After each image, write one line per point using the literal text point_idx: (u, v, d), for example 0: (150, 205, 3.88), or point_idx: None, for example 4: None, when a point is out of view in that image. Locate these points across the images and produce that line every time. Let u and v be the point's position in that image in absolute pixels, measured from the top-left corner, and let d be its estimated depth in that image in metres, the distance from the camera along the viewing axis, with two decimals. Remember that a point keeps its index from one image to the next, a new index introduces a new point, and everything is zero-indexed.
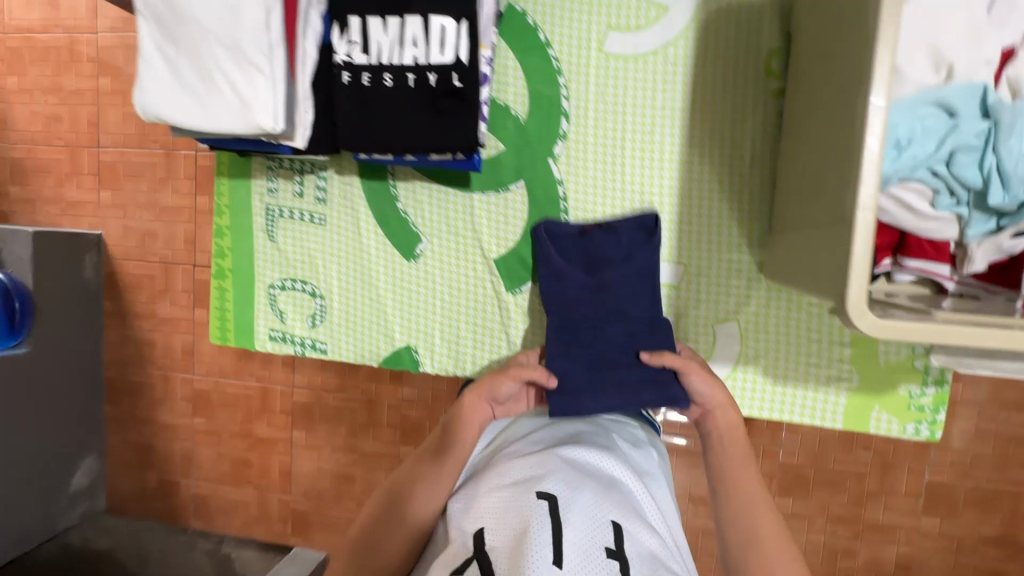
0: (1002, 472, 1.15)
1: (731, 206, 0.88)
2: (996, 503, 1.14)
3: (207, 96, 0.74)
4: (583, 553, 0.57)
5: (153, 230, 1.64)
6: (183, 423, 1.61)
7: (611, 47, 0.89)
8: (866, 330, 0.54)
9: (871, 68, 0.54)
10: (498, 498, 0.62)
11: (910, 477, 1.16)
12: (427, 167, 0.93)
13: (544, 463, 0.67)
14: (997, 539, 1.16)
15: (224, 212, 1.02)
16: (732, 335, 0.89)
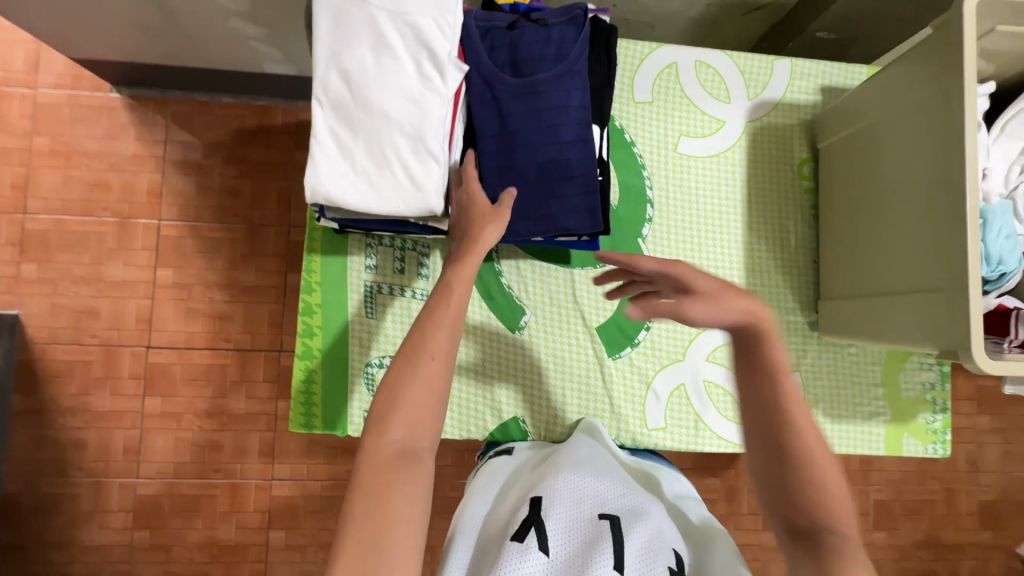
0: (922, 486, 1.61)
1: (786, 278, 1.08)
2: (921, 512, 1.60)
3: (380, 180, 0.77)
4: (645, 565, 0.64)
5: (93, 307, 1.52)
6: (120, 540, 1.49)
7: (683, 149, 1.08)
8: (986, 368, 0.72)
9: (957, 182, 0.77)
10: (565, 500, 0.71)
11: (861, 497, 1.59)
12: (534, 245, 1.01)
13: (611, 490, 0.76)
14: (927, 543, 1.60)
15: (314, 290, 0.98)
16: (796, 384, 1.07)
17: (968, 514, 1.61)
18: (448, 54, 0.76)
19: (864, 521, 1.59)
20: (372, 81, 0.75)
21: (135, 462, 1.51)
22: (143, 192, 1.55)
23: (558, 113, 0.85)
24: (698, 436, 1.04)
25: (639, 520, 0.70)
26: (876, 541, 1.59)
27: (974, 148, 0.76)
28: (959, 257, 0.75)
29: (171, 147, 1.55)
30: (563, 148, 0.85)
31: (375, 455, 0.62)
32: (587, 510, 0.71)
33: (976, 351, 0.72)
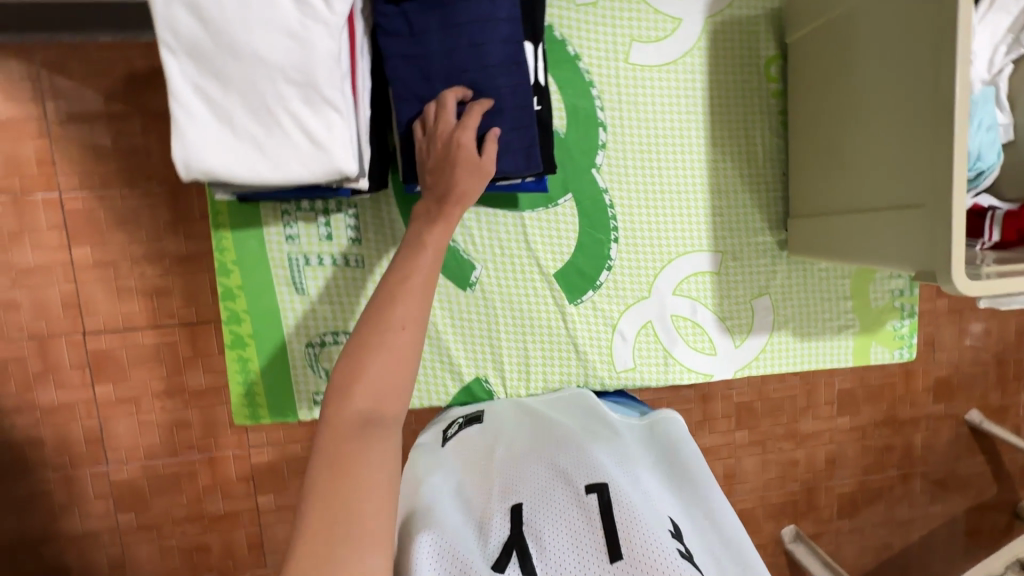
0: (883, 370, 1.66)
1: (754, 194, 1.00)
2: (880, 394, 1.67)
3: (270, 144, 0.62)
4: (640, 531, 0.60)
5: (12, 299, 1.13)
6: None
7: (636, 58, 0.94)
8: (963, 289, 0.68)
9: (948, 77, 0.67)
10: (549, 489, 0.67)
11: (826, 388, 1.64)
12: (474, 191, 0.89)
13: (599, 461, 0.71)
14: (886, 421, 1.69)
15: (231, 270, 0.86)
16: (766, 306, 1.02)
17: (924, 390, 1.69)
18: None
19: (828, 410, 1.66)
20: (233, 14, 0.58)
21: (100, 451, 1.20)
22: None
23: (481, 31, 0.69)
24: (669, 371, 1.00)
25: (629, 492, 0.65)
26: (839, 425, 1.67)
27: (967, 35, 0.66)
28: (945, 166, 0.68)
29: (55, 104, 1.08)
30: (492, 73, 0.70)
31: (334, 427, 0.53)
32: (574, 491, 0.66)
33: (955, 273, 0.67)
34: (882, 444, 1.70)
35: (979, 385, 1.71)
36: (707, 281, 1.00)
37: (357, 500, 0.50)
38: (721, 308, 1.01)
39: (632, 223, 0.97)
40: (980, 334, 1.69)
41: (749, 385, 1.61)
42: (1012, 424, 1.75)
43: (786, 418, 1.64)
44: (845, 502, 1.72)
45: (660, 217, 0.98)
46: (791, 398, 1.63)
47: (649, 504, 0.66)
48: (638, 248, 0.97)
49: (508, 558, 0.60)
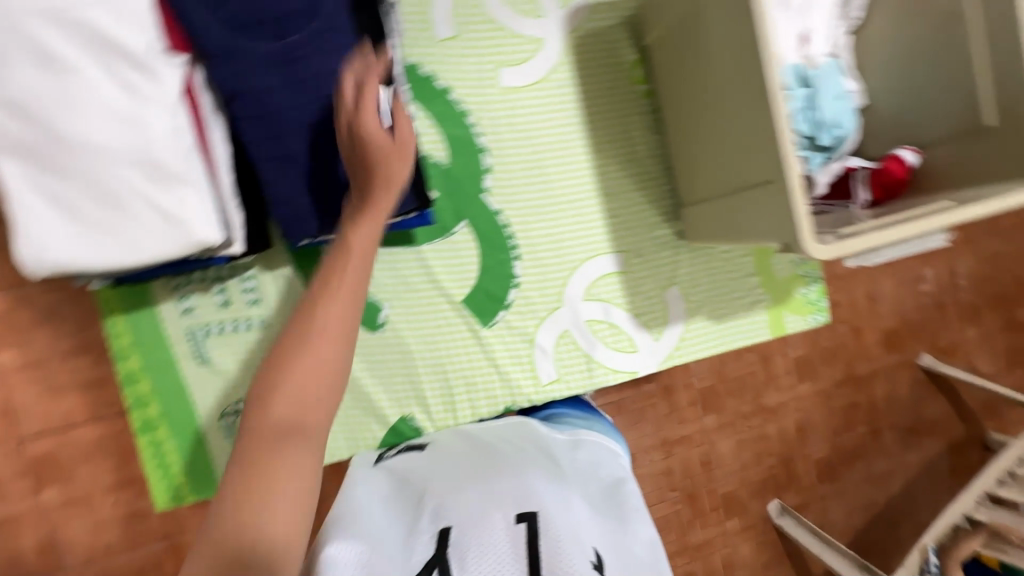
0: (832, 331, 1.71)
1: (644, 192, 1.03)
2: (834, 355, 1.72)
3: (122, 227, 0.62)
4: (566, 559, 0.57)
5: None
6: None
7: (505, 81, 0.97)
8: (820, 254, 0.72)
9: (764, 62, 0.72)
10: (479, 509, 0.63)
11: (781, 359, 1.68)
12: None
13: (530, 486, 0.68)
14: (845, 380, 1.73)
15: (130, 353, 0.85)
16: (677, 296, 1.05)
17: (874, 344, 1.74)
18: (147, 48, 0.60)
19: (788, 379, 1.69)
20: (58, 110, 0.58)
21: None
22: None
23: (327, 82, 0.70)
24: (594, 375, 1.02)
25: (556, 518, 0.62)
26: (801, 393, 1.70)
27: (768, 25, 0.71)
28: (778, 145, 0.73)
29: None
30: (344, 121, 0.71)
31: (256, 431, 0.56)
32: (503, 513, 0.62)
33: (804, 241, 0.71)
34: (846, 403, 1.74)
35: (925, 329, 1.77)
36: (615, 282, 1.03)
37: (262, 523, 0.51)
38: (634, 305, 1.03)
39: (531, 238, 0.99)
40: (914, 281, 1.75)
41: (707, 368, 1.63)
42: (964, 361, 1.80)
43: (750, 395, 1.67)
44: (823, 466, 1.74)
45: (557, 228, 1.00)
46: (750, 375, 1.66)
47: (576, 530, 0.63)
48: (541, 261, 0.99)
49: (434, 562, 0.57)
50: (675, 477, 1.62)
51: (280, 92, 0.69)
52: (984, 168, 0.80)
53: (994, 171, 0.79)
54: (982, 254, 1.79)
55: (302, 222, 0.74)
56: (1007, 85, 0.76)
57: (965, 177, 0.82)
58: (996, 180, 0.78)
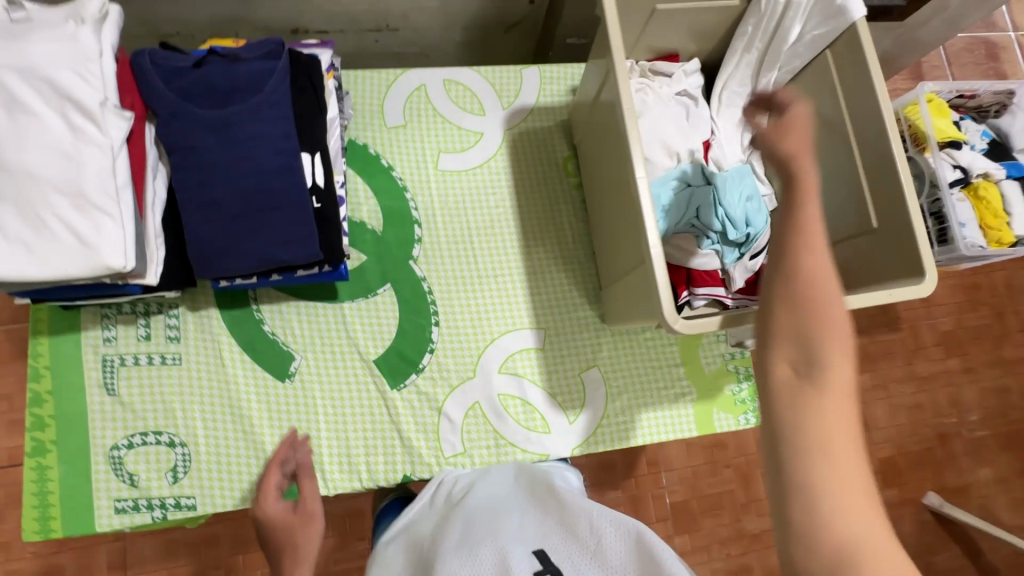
0: None
1: (569, 274, 1.07)
2: None
3: (40, 245, 0.70)
4: None
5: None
6: None
7: (444, 166, 1.08)
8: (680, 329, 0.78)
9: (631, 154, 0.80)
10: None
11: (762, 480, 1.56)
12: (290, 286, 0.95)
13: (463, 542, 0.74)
14: None
15: (43, 375, 0.89)
16: (597, 379, 1.04)
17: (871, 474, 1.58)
18: (100, 102, 0.71)
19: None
20: (10, 143, 0.69)
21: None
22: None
23: (255, 145, 0.80)
24: (502, 453, 0.98)
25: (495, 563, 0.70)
26: None
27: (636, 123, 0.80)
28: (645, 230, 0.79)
29: None
30: (266, 178, 0.81)
31: None
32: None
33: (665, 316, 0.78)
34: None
35: (929, 464, 1.60)
36: (532, 357, 1.03)
37: None
38: (550, 383, 1.02)
39: (451, 307, 1.03)
40: (913, 408, 1.62)
41: (679, 479, 1.54)
42: (979, 506, 1.59)
43: (726, 517, 1.53)
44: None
45: (478, 300, 1.04)
46: (726, 493, 1.55)
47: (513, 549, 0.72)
48: (459, 330, 1.02)
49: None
50: None
51: (214, 149, 0.80)
52: (880, 266, 0.81)
53: (889, 269, 0.79)
54: (987, 386, 1.65)
55: (216, 262, 0.82)
56: (892, 190, 0.79)
57: (864, 277, 0.83)
58: (890, 278, 0.79)
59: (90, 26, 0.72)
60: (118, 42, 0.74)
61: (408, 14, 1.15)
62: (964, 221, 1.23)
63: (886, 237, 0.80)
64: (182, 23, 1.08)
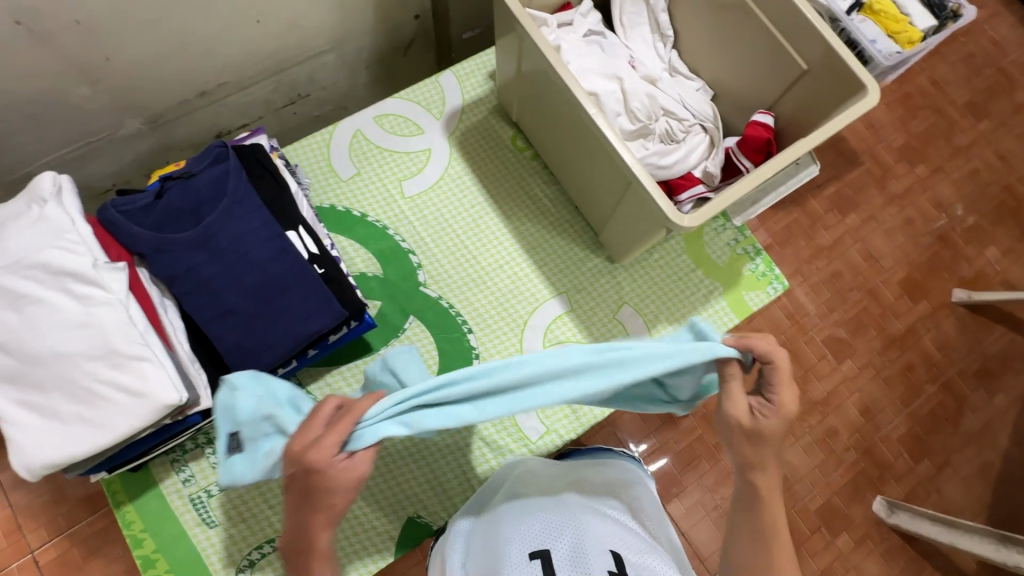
0: (849, 299, 1.57)
1: (564, 235, 1.12)
2: (864, 321, 1.56)
3: (96, 414, 0.72)
4: None
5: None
6: None
7: (411, 192, 1.12)
8: (690, 223, 0.82)
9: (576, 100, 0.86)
10: (500, 549, 0.67)
11: (810, 346, 1.53)
12: (325, 356, 0.98)
13: (554, 511, 0.70)
14: (890, 343, 1.55)
15: (143, 538, 0.90)
16: (631, 314, 1.09)
17: (898, 298, 1.58)
18: (93, 265, 0.73)
19: (827, 364, 1.52)
20: (31, 334, 0.71)
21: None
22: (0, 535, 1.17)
23: (242, 243, 0.83)
24: (579, 415, 1.02)
25: (563, 531, 0.66)
26: (847, 372, 1.52)
27: (566, 72, 0.86)
28: (617, 157, 0.85)
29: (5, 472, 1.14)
30: (265, 266, 0.84)
31: None
32: (515, 555, 0.65)
33: (673, 216, 0.82)
34: (900, 367, 1.54)
35: (940, 266, 1.62)
36: (567, 321, 1.07)
37: None
38: (592, 336, 1.07)
39: (476, 311, 1.06)
40: (906, 224, 1.64)
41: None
42: (1002, 282, 1.63)
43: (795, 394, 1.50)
44: (911, 441, 1.50)
45: (495, 294, 1.08)
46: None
47: (593, 530, 0.66)
48: (492, 327, 1.06)
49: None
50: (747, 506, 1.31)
51: (207, 262, 0.82)
52: (825, 97, 0.90)
53: (833, 94, 0.89)
54: (958, 177, 1.68)
55: (256, 360, 0.84)
56: (804, 33, 0.89)
57: (815, 117, 0.93)
58: (838, 105, 0.88)
59: (53, 202, 0.75)
60: (82, 207, 0.78)
61: (313, 75, 1.19)
62: (873, 37, 1.32)
63: (820, 72, 0.90)
64: (113, 174, 1.10)
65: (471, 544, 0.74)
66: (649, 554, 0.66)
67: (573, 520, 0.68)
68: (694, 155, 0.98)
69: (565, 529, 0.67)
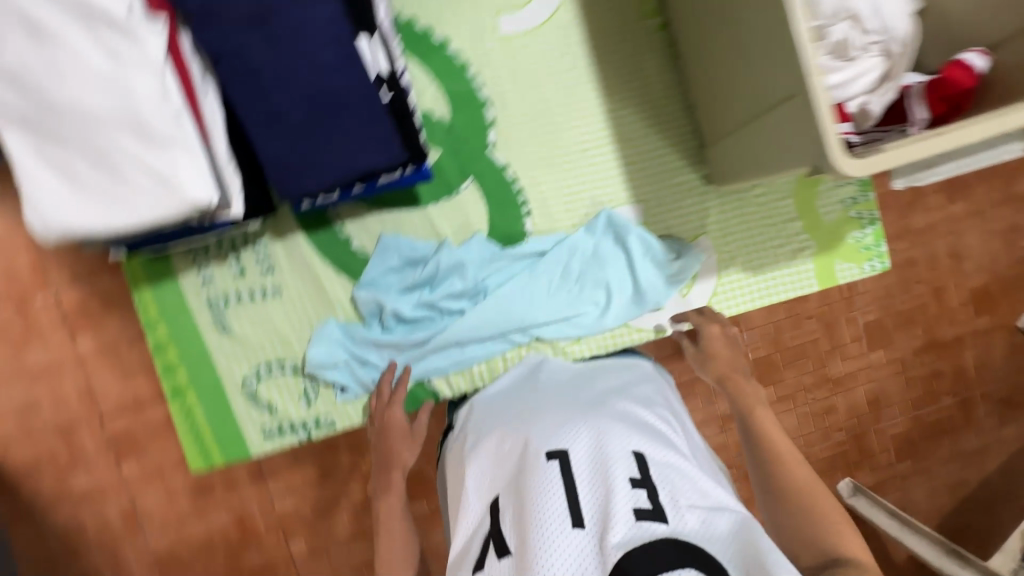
0: None
1: (665, 137, 0.95)
2: None
3: (118, 191, 0.64)
4: (608, 492, 0.56)
5: (32, 401, 1.16)
6: None
7: (506, 31, 0.92)
8: (853, 171, 0.63)
9: None
10: (517, 451, 0.64)
11: None
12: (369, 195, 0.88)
13: (567, 414, 0.67)
14: None
15: (158, 324, 0.90)
16: (707, 246, 0.96)
17: None
18: (126, 12, 0.60)
19: (856, 347, 1.32)
20: (51, 78, 0.61)
21: (137, 528, 1.20)
22: (23, 272, 1.15)
23: (303, 35, 0.68)
24: (615, 334, 0.95)
25: (580, 434, 0.63)
26: None
27: None
28: (784, 57, 0.65)
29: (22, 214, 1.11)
30: (325, 71, 0.70)
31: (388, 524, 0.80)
32: (533, 459, 0.61)
33: (834, 156, 0.63)
34: (927, 372, 1.34)
35: None
36: None
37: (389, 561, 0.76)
38: None
39: (541, 195, 0.94)
40: None
41: (760, 336, 1.29)
42: None
43: (810, 365, 1.31)
44: (902, 442, 1.35)
45: (567, 180, 0.95)
46: (812, 343, 1.30)
47: (612, 438, 0.62)
48: (553, 218, 0.95)
49: (486, 554, 0.58)
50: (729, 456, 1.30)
51: (259, 47, 0.68)
52: None
53: None
54: None
55: (297, 181, 0.75)
56: None
57: None
58: None
59: None
60: None
61: None
62: None
63: None
64: None
65: (484, 433, 0.71)
66: (666, 447, 0.64)
67: (587, 421, 0.65)
68: (861, 82, 0.81)
69: (581, 430, 0.64)
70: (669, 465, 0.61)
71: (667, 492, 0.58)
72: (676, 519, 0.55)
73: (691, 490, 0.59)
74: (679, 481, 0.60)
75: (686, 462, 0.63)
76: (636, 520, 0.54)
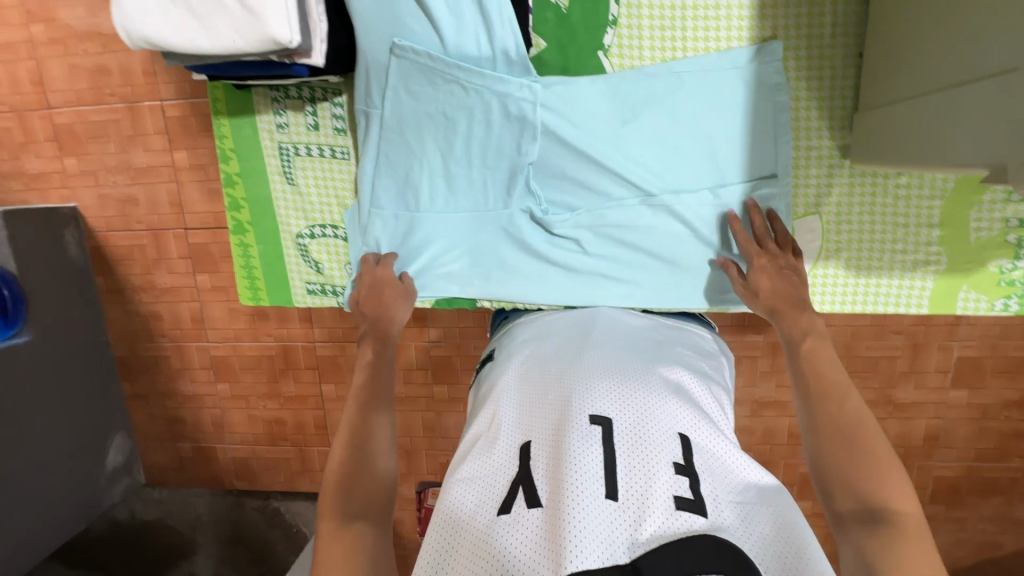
0: None
1: (815, 88, 0.79)
2: None
3: (205, 10, 0.64)
4: (650, 471, 0.54)
5: (131, 195, 1.26)
6: (155, 412, 1.42)
7: None
8: None
9: None
10: (556, 404, 0.62)
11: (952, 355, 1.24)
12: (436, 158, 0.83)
13: (618, 377, 0.64)
14: None
15: (230, 157, 0.91)
16: (813, 229, 0.83)
17: None
18: None
19: (938, 380, 1.15)
20: None
21: (202, 330, 1.34)
22: (139, 73, 1.19)
23: None
24: None
25: (628, 405, 0.60)
26: None
27: None
28: None
29: None
30: None
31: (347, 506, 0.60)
32: (574, 416, 0.59)
33: None
34: (1009, 428, 1.16)
35: None
36: None
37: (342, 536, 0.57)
38: None
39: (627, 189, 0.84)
40: None
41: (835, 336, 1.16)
42: None
43: (876, 382, 1.17)
44: (944, 486, 1.21)
45: None
46: (888, 360, 1.15)
47: (660, 416, 0.60)
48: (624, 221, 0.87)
49: (514, 498, 0.55)
50: (753, 440, 1.24)
51: None
52: None
53: None
54: None
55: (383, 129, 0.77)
56: None
57: None
58: None
59: None
60: None
61: None
62: None
63: None
64: None
65: (520, 377, 0.68)
66: (713, 432, 0.62)
67: (639, 391, 0.62)
68: None
69: (628, 401, 0.61)
70: (712, 455, 0.60)
71: (708, 483, 0.56)
72: (716, 513, 0.53)
73: (733, 485, 0.58)
74: (719, 473, 0.58)
75: (730, 455, 0.61)
76: (676, 508, 0.52)
